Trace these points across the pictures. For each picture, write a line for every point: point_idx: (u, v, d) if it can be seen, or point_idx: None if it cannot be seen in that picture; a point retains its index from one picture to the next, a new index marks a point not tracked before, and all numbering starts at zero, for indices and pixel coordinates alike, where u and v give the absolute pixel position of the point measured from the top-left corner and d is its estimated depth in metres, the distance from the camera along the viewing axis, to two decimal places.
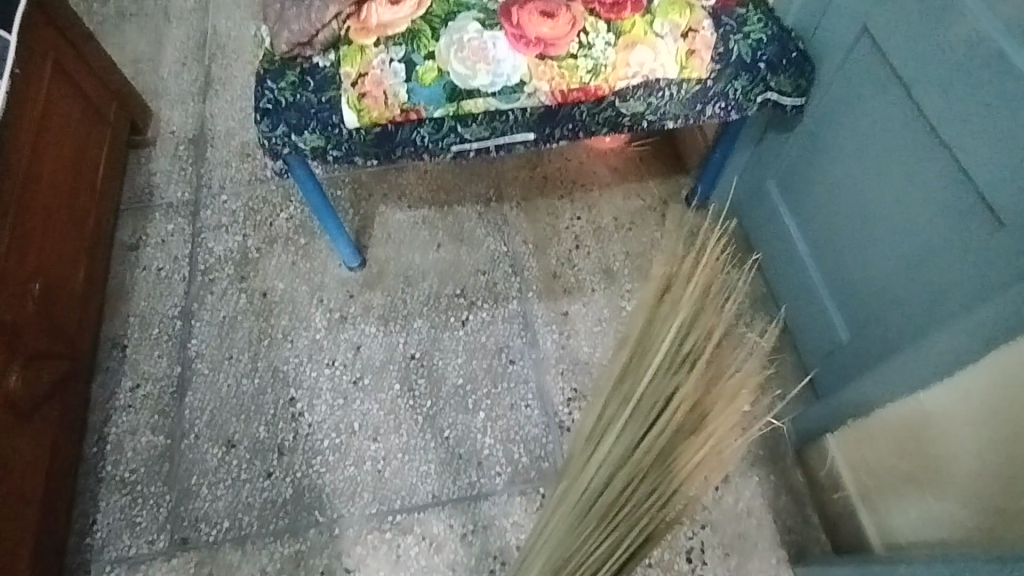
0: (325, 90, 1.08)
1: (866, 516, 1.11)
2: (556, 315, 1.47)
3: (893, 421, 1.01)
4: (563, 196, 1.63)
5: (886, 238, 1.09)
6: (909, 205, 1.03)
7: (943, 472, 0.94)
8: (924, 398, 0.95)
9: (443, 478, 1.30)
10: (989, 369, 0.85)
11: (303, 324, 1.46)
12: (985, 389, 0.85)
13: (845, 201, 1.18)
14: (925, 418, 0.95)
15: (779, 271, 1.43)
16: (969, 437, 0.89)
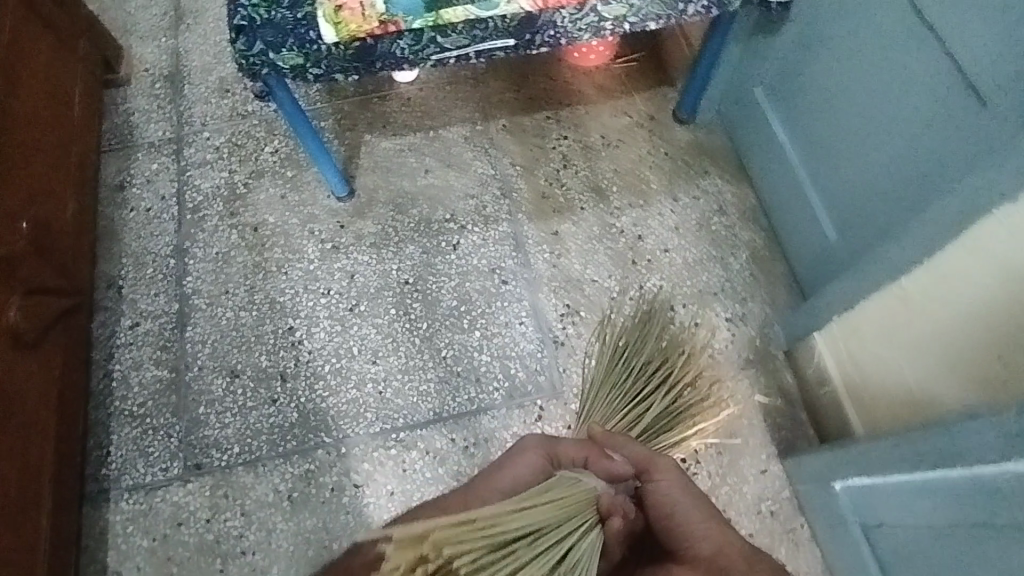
0: (301, 6, 1.06)
1: (851, 406, 1.15)
2: (547, 235, 1.48)
3: (877, 309, 1.03)
4: (549, 116, 1.61)
5: (874, 132, 1.09)
6: (897, 94, 1.02)
7: (924, 351, 0.96)
8: (906, 284, 0.96)
9: (443, 395, 1.34)
10: (965, 247, 0.85)
11: (296, 256, 1.47)
12: (960, 265, 0.87)
13: (833, 99, 1.17)
14: (907, 301, 0.97)
15: (769, 180, 1.43)
16: (948, 312, 0.90)
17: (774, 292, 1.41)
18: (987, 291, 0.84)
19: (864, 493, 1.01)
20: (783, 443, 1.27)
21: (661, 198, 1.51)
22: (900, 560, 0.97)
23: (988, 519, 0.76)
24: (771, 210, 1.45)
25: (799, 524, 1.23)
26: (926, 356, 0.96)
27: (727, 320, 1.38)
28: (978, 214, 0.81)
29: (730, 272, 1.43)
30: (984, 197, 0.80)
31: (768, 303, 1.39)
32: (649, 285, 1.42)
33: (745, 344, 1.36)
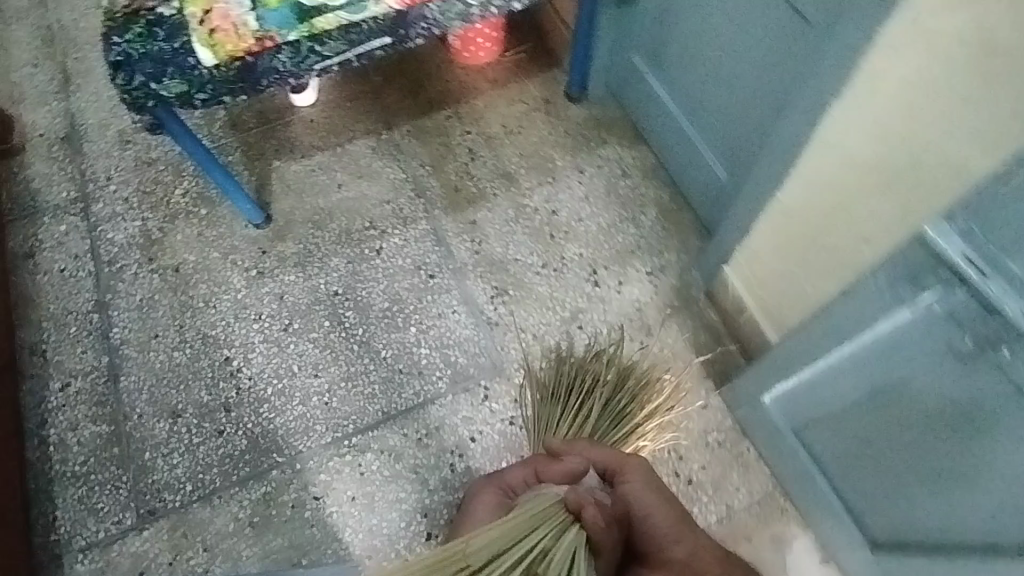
0: (176, 37, 1.09)
1: (769, 325, 1.22)
2: (465, 225, 1.53)
3: (764, 227, 1.11)
4: (450, 115, 1.67)
5: (741, 74, 1.19)
6: (752, 35, 1.12)
7: (809, 254, 1.04)
8: (782, 197, 1.04)
9: (389, 394, 1.36)
10: (817, 150, 0.94)
11: (222, 288, 1.47)
12: (817, 165, 0.95)
13: (703, 54, 1.28)
14: (785, 212, 1.05)
15: (662, 138, 1.52)
16: (819, 212, 0.98)
17: (686, 240, 1.49)
18: (843, 183, 0.92)
19: (785, 396, 1.08)
20: (717, 376, 1.34)
21: (568, 172, 1.58)
22: (828, 448, 1.05)
23: (885, 384, 0.84)
24: (670, 165, 1.53)
25: (745, 447, 1.29)
26: (812, 257, 1.04)
27: (647, 273, 1.45)
28: (820, 118, 0.90)
29: (643, 229, 1.50)
30: (821, 103, 0.89)
31: (683, 251, 1.47)
32: (569, 254, 1.48)
33: (667, 292, 1.43)
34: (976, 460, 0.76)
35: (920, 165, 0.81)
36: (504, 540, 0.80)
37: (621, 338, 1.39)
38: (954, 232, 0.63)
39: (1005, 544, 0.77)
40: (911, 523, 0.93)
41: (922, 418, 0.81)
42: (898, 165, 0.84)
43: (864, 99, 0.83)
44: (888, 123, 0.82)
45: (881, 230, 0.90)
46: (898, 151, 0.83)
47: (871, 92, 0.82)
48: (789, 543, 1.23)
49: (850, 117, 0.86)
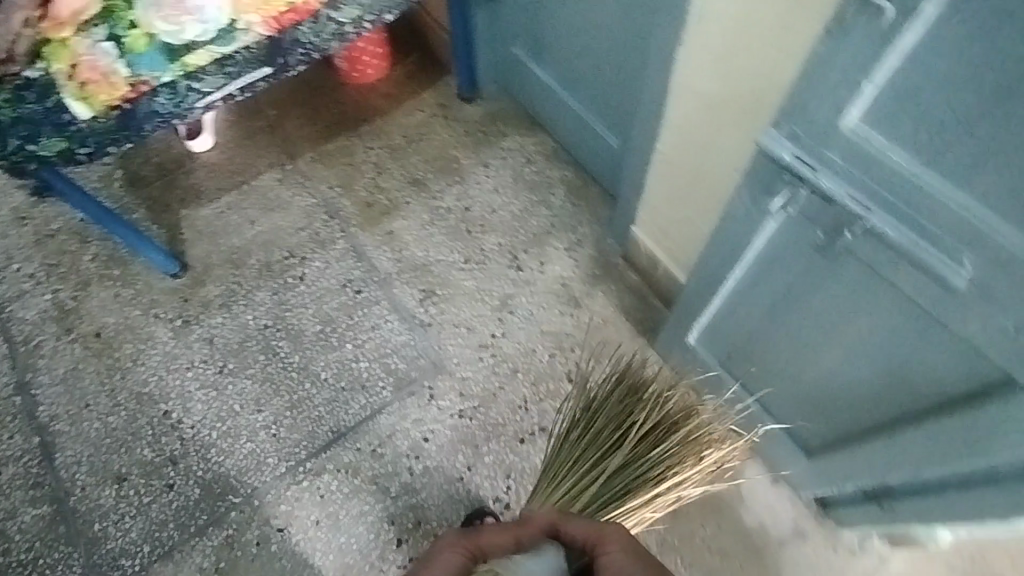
0: (48, 97, 1.05)
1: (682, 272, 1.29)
2: (384, 237, 1.55)
3: (654, 178, 1.18)
4: (351, 135, 1.69)
5: (610, 44, 1.26)
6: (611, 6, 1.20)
7: (691, 193, 1.10)
8: (661, 147, 1.11)
9: (336, 413, 1.36)
10: (677, 96, 1.01)
11: (148, 344, 1.44)
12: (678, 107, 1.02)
13: (573, 33, 1.35)
14: (666, 159, 1.12)
15: (557, 120, 1.59)
16: (688, 152, 1.05)
17: (596, 211, 1.55)
18: (699, 119, 0.99)
19: (705, 331, 1.13)
20: (648, 332, 1.40)
21: (474, 169, 1.63)
22: (751, 372, 1.10)
23: (777, 291, 0.89)
24: (569, 145, 1.60)
25: None
26: (693, 196, 1.10)
27: (566, 249, 1.51)
28: (671, 64, 0.97)
29: (554, 208, 1.56)
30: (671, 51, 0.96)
31: (595, 222, 1.53)
32: (489, 245, 1.52)
33: (588, 262, 1.48)
34: (925, 380, 0.77)
35: (742, 90, 0.87)
36: None
37: (551, 314, 1.43)
38: (779, 133, 0.67)
39: (911, 411, 0.83)
40: (834, 422, 0.99)
41: (814, 315, 0.86)
42: (732, 98, 0.90)
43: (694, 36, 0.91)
44: (714, 54, 0.89)
45: (734, 158, 0.96)
46: (725, 80, 0.90)
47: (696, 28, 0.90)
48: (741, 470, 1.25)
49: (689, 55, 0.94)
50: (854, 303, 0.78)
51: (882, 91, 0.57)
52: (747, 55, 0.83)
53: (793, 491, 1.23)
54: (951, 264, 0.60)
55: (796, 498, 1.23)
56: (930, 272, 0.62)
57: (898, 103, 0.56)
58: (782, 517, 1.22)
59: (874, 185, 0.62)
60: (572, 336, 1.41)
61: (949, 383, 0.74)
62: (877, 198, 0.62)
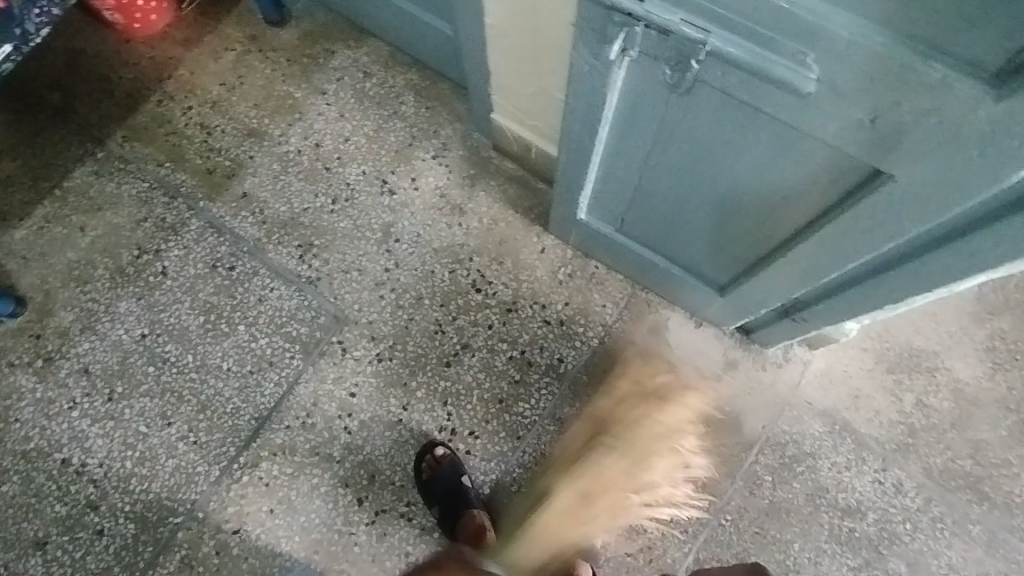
0: None
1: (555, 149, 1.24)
2: (238, 202, 1.40)
3: (495, 56, 1.08)
4: (161, 99, 1.47)
5: None
6: None
7: (535, 61, 1.02)
8: (491, 22, 1.01)
9: (252, 399, 1.28)
10: None
11: (12, 397, 1.27)
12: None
13: None
14: (498, 30, 1.01)
15: (382, 21, 1.43)
16: (520, 19, 0.95)
17: (453, 108, 1.44)
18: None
19: (592, 203, 1.10)
20: (542, 217, 1.36)
21: (311, 100, 1.47)
22: (646, 229, 1.09)
23: (646, 144, 0.85)
24: (404, 45, 1.46)
25: (593, 267, 1.34)
26: (538, 63, 1.02)
27: (434, 157, 1.41)
28: None
29: (409, 118, 1.44)
30: None
31: (456, 120, 1.43)
32: (353, 177, 1.41)
33: (462, 164, 1.40)
34: (809, 184, 0.75)
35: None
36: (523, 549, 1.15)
37: (440, 229, 1.36)
38: None
39: (798, 221, 0.83)
40: (734, 253, 1.00)
41: (687, 159, 0.83)
42: None
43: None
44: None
45: (567, 11, 0.88)
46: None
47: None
48: (665, 327, 1.32)
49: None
50: (726, 133, 0.74)
51: None
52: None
53: (716, 329, 1.32)
54: (797, 68, 0.57)
55: (721, 333, 1.32)
56: (782, 84, 0.59)
57: None
58: (710, 355, 1.31)
59: (705, 2, 0.56)
60: (468, 245, 1.35)
61: (832, 180, 0.72)
62: (714, 17, 0.57)
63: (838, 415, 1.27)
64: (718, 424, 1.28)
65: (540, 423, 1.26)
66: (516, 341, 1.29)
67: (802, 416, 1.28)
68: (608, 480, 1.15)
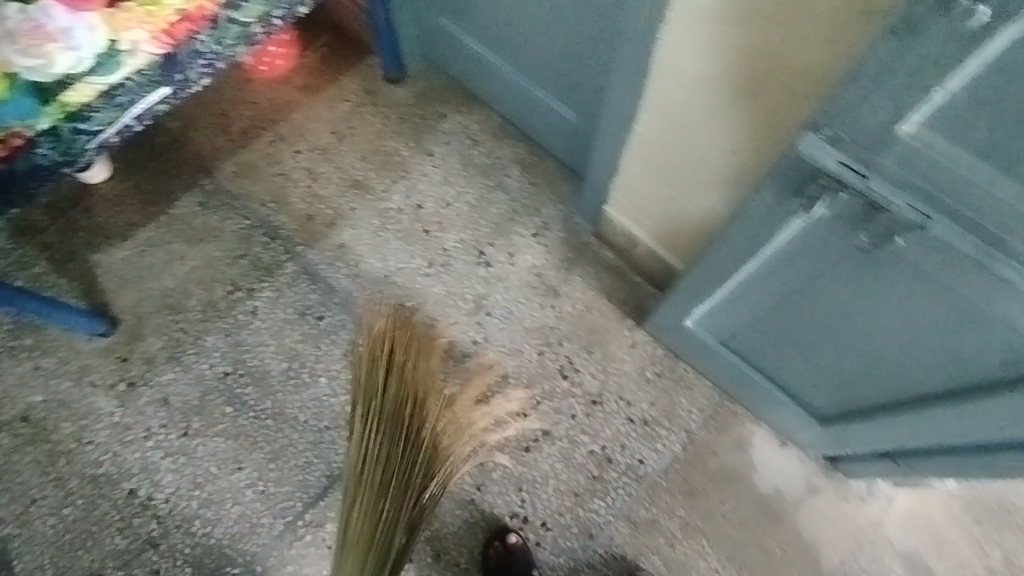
0: None
1: (665, 251, 1.23)
2: (334, 252, 1.40)
3: (636, 160, 1.09)
4: (272, 139, 1.50)
5: (562, 23, 1.17)
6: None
7: (690, 178, 1.00)
8: (641, 128, 1.02)
9: (325, 456, 1.26)
10: (661, 73, 0.91)
11: (91, 418, 1.28)
12: (676, 87, 0.90)
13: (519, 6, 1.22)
14: (655, 140, 1.01)
15: (500, 95, 1.46)
16: (674, 133, 0.97)
17: (559, 188, 1.45)
18: (705, 99, 0.87)
19: (708, 316, 1.09)
20: (636, 311, 1.36)
21: (418, 160, 1.48)
22: (761, 347, 1.07)
23: (796, 284, 0.84)
24: (517, 119, 1.48)
25: (682, 369, 1.32)
26: (698, 181, 1.00)
27: (534, 235, 1.41)
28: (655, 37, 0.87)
29: (513, 192, 1.45)
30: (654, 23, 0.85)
31: (560, 200, 1.44)
32: (451, 244, 1.41)
33: (561, 247, 1.40)
34: (980, 355, 0.73)
35: (764, 59, 0.75)
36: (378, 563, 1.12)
37: (531, 308, 1.36)
38: (822, 139, 0.58)
39: (949, 383, 0.81)
40: (853, 391, 0.98)
41: (837, 304, 0.82)
42: (733, 75, 0.80)
43: (699, 8, 0.78)
44: (728, 30, 0.77)
45: (731, 140, 0.88)
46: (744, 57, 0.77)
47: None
48: (748, 440, 1.29)
49: (695, 27, 0.81)
50: (901, 294, 0.72)
51: (953, 98, 0.49)
52: (778, 31, 0.71)
53: (800, 450, 1.28)
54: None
55: (804, 456, 1.28)
56: (999, 279, 0.58)
57: (972, 110, 0.49)
58: (792, 476, 1.27)
59: (936, 192, 0.55)
60: (557, 329, 1.35)
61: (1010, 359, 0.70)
62: (940, 207, 0.56)
63: (920, 561, 1.22)
64: (794, 551, 1.23)
65: (614, 524, 1.24)
66: (597, 435, 1.28)
67: (882, 554, 1.22)
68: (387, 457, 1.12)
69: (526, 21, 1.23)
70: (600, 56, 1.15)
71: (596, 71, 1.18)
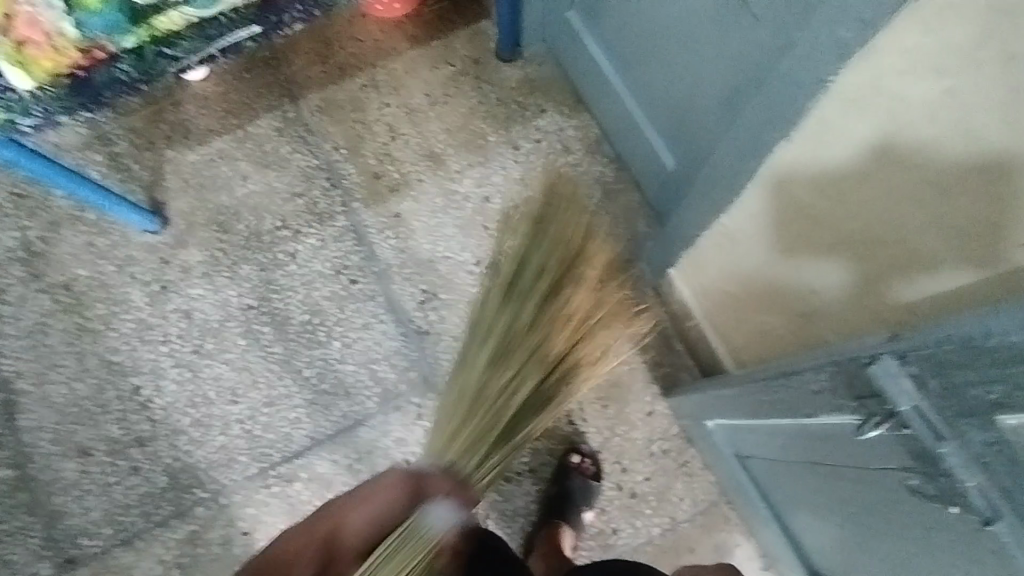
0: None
1: (718, 345, 1.19)
2: (388, 219, 1.37)
3: (720, 253, 1.07)
4: (365, 84, 1.45)
5: (691, 91, 1.07)
6: (707, 62, 1.00)
7: (775, 295, 0.99)
8: (730, 217, 1.01)
9: (315, 418, 1.27)
10: (771, 182, 0.89)
11: (122, 307, 1.33)
12: (786, 204, 0.89)
13: (653, 43, 1.12)
14: (748, 242, 1.00)
15: (605, 108, 1.35)
16: (768, 240, 0.95)
17: (632, 226, 1.35)
18: (816, 238, 0.87)
19: (730, 428, 1.01)
20: (665, 381, 1.28)
21: (501, 150, 1.40)
22: (773, 484, 0.99)
23: (821, 458, 0.74)
24: (614, 138, 1.37)
25: (690, 456, 1.24)
26: (778, 303, 0.98)
27: None
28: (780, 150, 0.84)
29: None
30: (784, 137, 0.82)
31: (628, 239, 1.35)
32: None
33: None
34: None
35: (894, 227, 0.74)
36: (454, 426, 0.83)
37: None
38: (903, 372, 0.52)
39: None
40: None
41: (857, 505, 0.72)
42: (854, 222, 0.79)
43: (844, 154, 0.77)
44: (864, 187, 0.76)
45: (827, 278, 0.87)
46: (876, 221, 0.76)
47: (852, 149, 0.76)
48: (731, 551, 1.21)
49: (830, 167, 0.80)
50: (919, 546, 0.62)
51: None
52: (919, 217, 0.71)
53: None
54: None
55: None
56: None
57: None
58: None
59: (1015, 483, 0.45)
60: None
61: None
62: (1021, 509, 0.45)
63: None
64: None
65: None
66: None
67: None
68: (476, 361, 0.85)
69: (655, 50, 1.12)
70: (717, 130, 1.04)
71: (706, 131, 1.07)
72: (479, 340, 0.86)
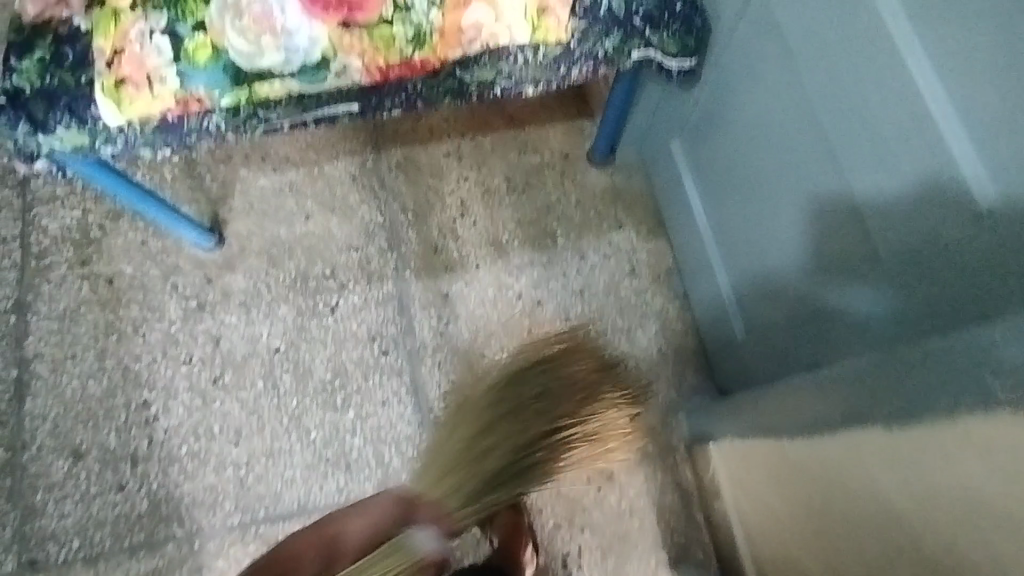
0: (88, 119, 0.84)
1: (745, 548, 1.09)
2: (436, 297, 1.32)
3: (755, 466, 0.99)
4: (449, 151, 1.41)
5: (776, 274, 1.00)
6: (798, 256, 0.93)
7: (797, 542, 0.88)
8: (769, 440, 0.91)
9: (309, 483, 1.23)
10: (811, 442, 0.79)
11: (155, 316, 1.31)
12: (820, 472, 0.79)
13: (742, 209, 1.05)
14: (782, 476, 0.89)
15: (686, 245, 1.27)
16: (799, 488, 0.85)
17: (682, 373, 1.28)
18: (840, 524, 0.76)
19: None
20: (675, 548, 1.22)
21: (567, 256, 1.35)
22: None
23: None
24: (687, 277, 1.30)
25: None
26: (797, 553, 0.88)
27: None
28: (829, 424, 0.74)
29: (636, 348, 1.29)
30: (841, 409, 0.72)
31: (674, 386, 1.27)
32: None
33: (645, 433, 1.25)
34: None
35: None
36: (446, 470, 0.95)
37: (577, 476, 1.23)
38: None
39: None
40: None
41: None
42: (878, 540, 0.69)
43: (878, 474, 0.67)
44: (896, 518, 0.65)
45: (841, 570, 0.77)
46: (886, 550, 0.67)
47: (893, 477, 0.65)
48: None
49: (868, 472, 0.69)
50: None
51: None
52: (913, 556, 0.63)
53: None
54: None
55: None
56: None
57: None
58: None
59: None
60: (587, 512, 1.22)
61: None
62: None
63: None
64: None
65: None
66: None
67: None
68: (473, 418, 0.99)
69: (751, 220, 1.04)
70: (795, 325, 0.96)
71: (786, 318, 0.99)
72: (495, 405, 1.00)
